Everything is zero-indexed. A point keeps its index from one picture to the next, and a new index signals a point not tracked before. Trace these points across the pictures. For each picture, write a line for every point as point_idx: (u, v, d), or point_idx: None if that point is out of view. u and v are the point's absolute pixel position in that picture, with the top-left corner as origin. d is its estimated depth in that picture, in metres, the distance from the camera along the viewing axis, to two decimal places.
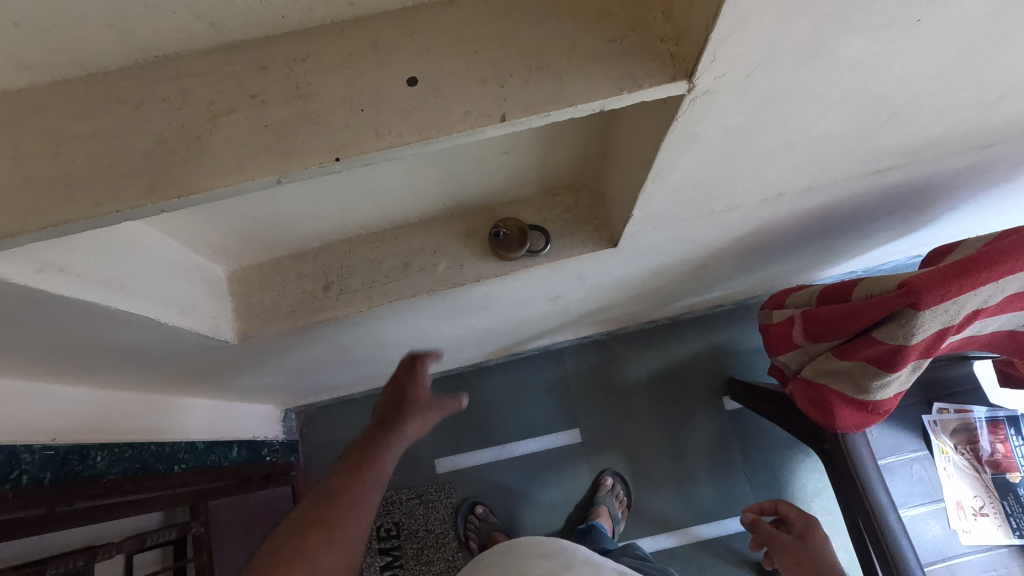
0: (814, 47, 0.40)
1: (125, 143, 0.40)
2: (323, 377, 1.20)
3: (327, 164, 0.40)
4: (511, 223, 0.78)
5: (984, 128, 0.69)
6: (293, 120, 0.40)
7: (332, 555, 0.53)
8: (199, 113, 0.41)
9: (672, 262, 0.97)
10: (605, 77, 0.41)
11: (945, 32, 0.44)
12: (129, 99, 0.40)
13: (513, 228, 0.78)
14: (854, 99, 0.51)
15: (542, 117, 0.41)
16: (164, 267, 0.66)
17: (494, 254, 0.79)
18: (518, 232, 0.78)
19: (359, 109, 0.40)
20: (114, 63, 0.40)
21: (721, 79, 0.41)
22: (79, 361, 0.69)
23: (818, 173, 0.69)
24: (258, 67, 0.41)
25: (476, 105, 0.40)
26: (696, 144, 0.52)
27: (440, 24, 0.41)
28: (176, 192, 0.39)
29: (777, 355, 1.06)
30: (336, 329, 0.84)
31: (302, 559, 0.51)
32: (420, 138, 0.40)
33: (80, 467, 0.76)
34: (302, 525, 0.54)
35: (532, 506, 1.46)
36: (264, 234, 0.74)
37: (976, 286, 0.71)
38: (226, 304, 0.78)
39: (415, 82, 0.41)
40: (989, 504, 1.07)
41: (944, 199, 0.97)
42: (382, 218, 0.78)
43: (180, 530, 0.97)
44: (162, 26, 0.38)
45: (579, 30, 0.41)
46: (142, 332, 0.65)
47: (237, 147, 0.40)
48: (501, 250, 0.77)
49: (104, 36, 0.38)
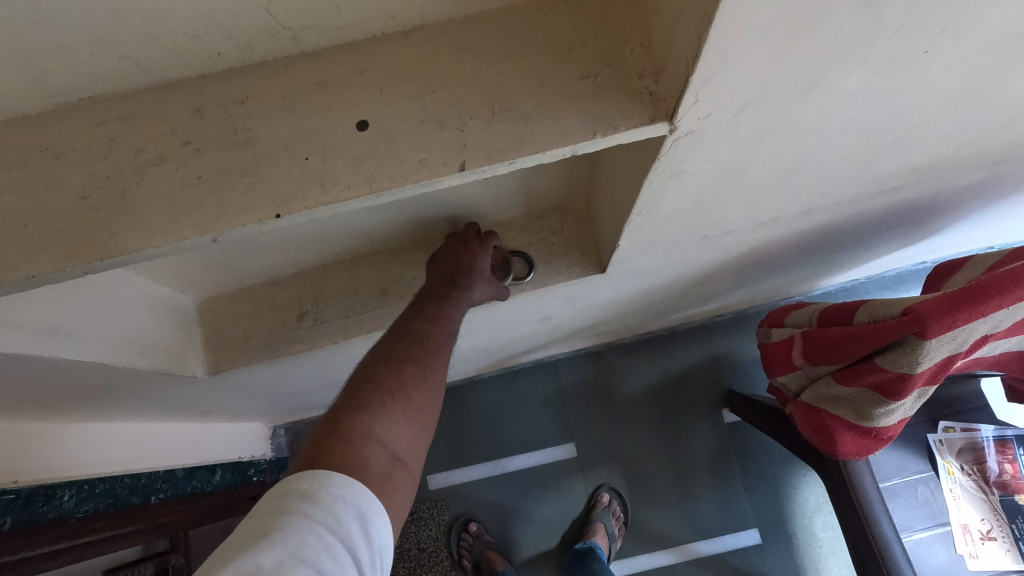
0: (809, 84, 0.36)
1: (44, 197, 0.36)
2: (307, 398, 1.16)
3: (267, 221, 0.36)
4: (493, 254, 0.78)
5: (994, 148, 0.64)
6: (230, 171, 0.36)
7: (427, 390, 0.57)
8: (127, 163, 0.37)
9: (665, 281, 0.93)
10: (576, 118, 0.37)
11: (956, 62, 0.39)
12: (49, 148, 0.36)
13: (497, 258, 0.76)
14: (853, 129, 0.47)
15: (506, 164, 0.37)
16: (123, 306, 0.62)
17: None
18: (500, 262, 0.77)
19: (303, 158, 0.36)
20: (31, 108, 0.36)
21: (706, 119, 0.37)
22: (36, 403, 0.65)
23: (816, 197, 0.65)
24: (194, 111, 0.37)
25: (432, 152, 0.36)
26: (683, 180, 0.48)
27: (394, 60, 0.37)
28: (99, 254, 0.35)
29: (776, 376, 1.02)
30: (312, 359, 0.81)
31: (404, 391, 0.55)
32: (371, 190, 0.36)
33: (44, 508, 0.73)
34: (395, 363, 0.57)
35: (527, 523, 1.42)
36: (232, 265, 0.70)
37: (985, 313, 0.67)
38: (196, 336, 0.74)
39: (365, 127, 0.37)
40: (997, 527, 1.01)
41: (950, 213, 0.92)
42: (358, 245, 0.74)
43: (157, 562, 0.93)
44: (79, 69, 0.34)
45: (547, 66, 0.37)
46: (99, 376, 0.61)
47: (169, 202, 0.36)
48: None
49: (13, 81, 0.34)
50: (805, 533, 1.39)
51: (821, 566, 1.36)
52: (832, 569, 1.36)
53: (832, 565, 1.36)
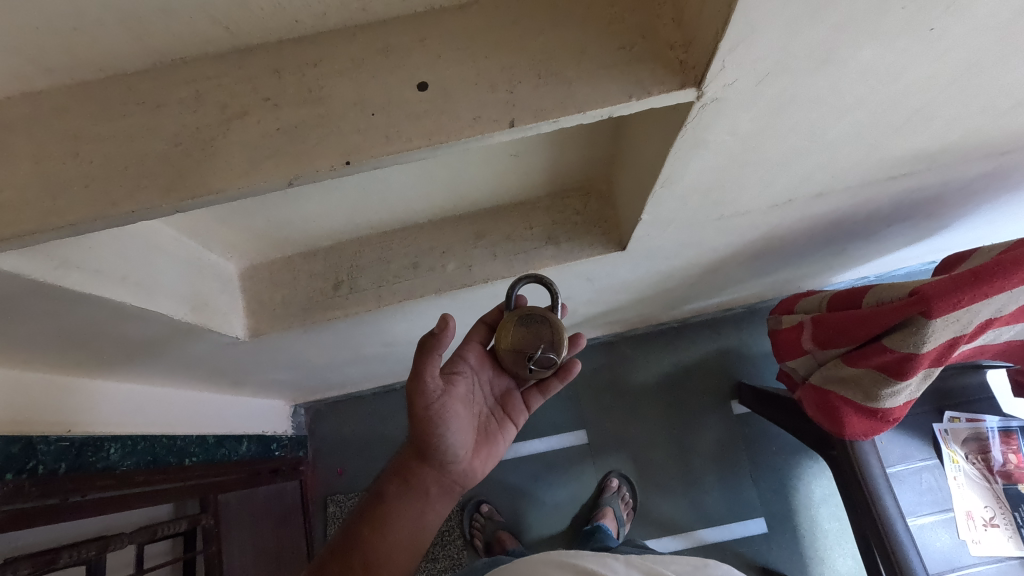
0: (823, 56, 0.41)
1: (142, 144, 0.41)
2: (331, 374, 1.21)
3: (338, 167, 0.41)
4: (506, 337, 0.64)
5: (998, 137, 0.68)
6: (306, 123, 0.41)
7: None
8: (214, 115, 0.42)
9: (681, 266, 0.97)
10: (613, 83, 0.41)
11: (958, 43, 0.43)
12: (146, 101, 0.41)
13: (521, 335, 0.64)
14: (863, 107, 0.51)
15: (550, 122, 0.41)
16: (178, 265, 0.67)
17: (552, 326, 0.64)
18: (523, 328, 0.64)
19: (370, 113, 0.41)
20: (132, 66, 0.41)
21: (731, 86, 0.41)
22: (94, 355, 0.70)
23: (829, 179, 0.68)
24: (272, 71, 0.42)
25: (485, 110, 0.41)
26: (706, 150, 0.52)
27: (451, 30, 0.42)
28: (191, 193, 0.40)
29: (786, 361, 1.06)
30: (344, 327, 0.85)
31: None
32: (430, 142, 0.41)
33: (93, 459, 0.78)
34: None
35: (538, 506, 1.46)
36: (276, 234, 0.75)
37: (989, 294, 0.70)
38: (238, 301, 0.79)
39: (425, 87, 0.41)
40: (1000, 515, 1.05)
41: (959, 206, 0.96)
42: (393, 218, 0.78)
43: (190, 522, 0.97)
44: (178, 29, 0.39)
45: (588, 38, 0.42)
46: (156, 327, 0.66)
47: (252, 149, 0.41)
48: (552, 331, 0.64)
49: (123, 39, 0.39)
50: (811, 524, 1.41)
51: (826, 556, 1.38)
52: (837, 560, 1.38)
53: (837, 555, 1.38)
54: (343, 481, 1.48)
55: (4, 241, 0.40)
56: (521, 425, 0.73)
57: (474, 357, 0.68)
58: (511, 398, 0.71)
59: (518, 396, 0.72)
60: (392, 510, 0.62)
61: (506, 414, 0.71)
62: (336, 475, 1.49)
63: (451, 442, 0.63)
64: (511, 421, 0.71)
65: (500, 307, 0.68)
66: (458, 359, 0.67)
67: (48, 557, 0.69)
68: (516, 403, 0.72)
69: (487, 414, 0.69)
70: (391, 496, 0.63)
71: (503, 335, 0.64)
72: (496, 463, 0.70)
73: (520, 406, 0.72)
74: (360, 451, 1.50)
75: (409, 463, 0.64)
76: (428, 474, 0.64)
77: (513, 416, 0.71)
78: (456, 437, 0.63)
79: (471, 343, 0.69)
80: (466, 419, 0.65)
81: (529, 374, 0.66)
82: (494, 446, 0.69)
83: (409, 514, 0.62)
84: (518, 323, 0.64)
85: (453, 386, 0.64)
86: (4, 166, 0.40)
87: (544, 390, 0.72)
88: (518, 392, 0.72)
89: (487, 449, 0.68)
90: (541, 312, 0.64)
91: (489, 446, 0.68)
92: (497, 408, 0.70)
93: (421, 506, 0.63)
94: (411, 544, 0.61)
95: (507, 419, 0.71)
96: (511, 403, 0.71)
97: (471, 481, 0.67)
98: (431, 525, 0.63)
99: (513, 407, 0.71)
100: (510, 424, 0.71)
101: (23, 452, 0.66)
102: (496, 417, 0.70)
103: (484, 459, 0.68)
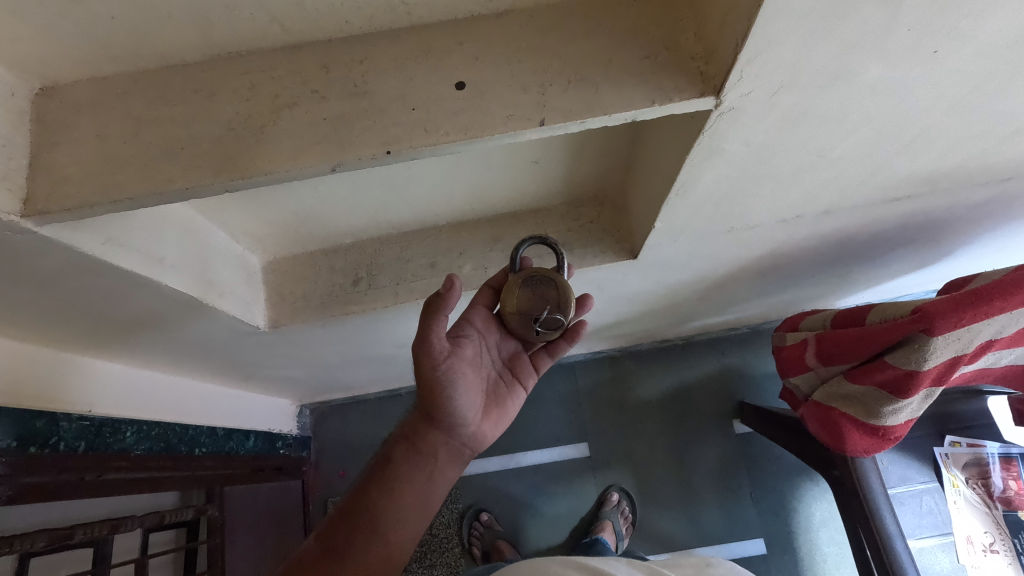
0: (834, 71, 0.44)
1: (197, 128, 0.45)
2: (339, 373, 1.23)
3: (378, 156, 0.44)
4: (512, 302, 0.65)
5: (998, 163, 0.71)
6: (350, 115, 0.44)
7: None
8: (264, 104, 0.45)
9: (688, 279, 1.00)
10: (637, 89, 0.44)
11: (960, 66, 0.46)
12: (203, 90, 0.45)
13: (526, 297, 0.65)
14: (870, 125, 0.54)
15: (578, 122, 0.44)
16: (208, 251, 0.69)
17: (557, 286, 0.64)
18: (530, 290, 0.65)
19: (411, 108, 0.44)
20: (192, 57, 0.45)
21: (747, 96, 0.45)
22: (119, 336, 0.72)
23: (835, 197, 0.71)
24: (320, 66, 0.45)
25: (517, 109, 0.44)
26: (720, 160, 0.55)
27: (488, 35, 0.45)
28: (239, 174, 0.44)
29: (789, 377, 1.08)
30: (360, 323, 0.87)
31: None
32: (465, 136, 0.44)
33: (110, 440, 0.79)
34: (324, 542, 0.59)
35: (538, 517, 1.46)
36: (301, 228, 0.77)
37: (989, 315, 0.72)
38: (261, 293, 0.82)
39: (462, 86, 0.45)
40: (1000, 541, 1.02)
41: (961, 232, 0.98)
42: (413, 219, 0.81)
43: (195, 512, 0.97)
44: (239, 25, 0.42)
45: (614, 47, 0.45)
46: (184, 311, 0.68)
47: (298, 136, 0.44)
48: (557, 291, 0.64)
49: (188, 33, 0.42)
50: (810, 547, 1.41)
51: None
52: None
53: None
54: (343, 484, 1.49)
55: (65, 212, 0.43)
56: (531, 388, 0.73)
57: (479, 320, 0.69)
58: (520, 361, 0.72)
59: (527, 359, 0.72)
60: (401, 473, 0.63)
61: (515, 376, 0.71)
62: (339, 477, 1.49)
63: (458, 405, 0.64)
64: (520, 384, 0.71)
65: (507, 269, 0.69)
66: (465, 323, 0.68)
67: (64, 532, 0.69)
68: (526, 366, 0.72)
69: (495, 377, 0.69)
70: (399, 461, 0.64)
71: (507, 299, 0.65)
72: (508, 426, 0.70)
73: (529, 369, 0.72)
74: (362, 455, 1.50)
75: (417, 428, 0.66)
76: (436, 437, 0.65)
77: (522, 379, 0.71)
78: (465, 399, 0.64)
79: (478, 306, 0.69)
80: (473, 381, 0.65)
81: (537, 337, 0.66)
82: (505, 409, 0.69)
83: (419, 478, 0.64)
84: (523, 286, 0.65)
85: (459, 348, 0.65)
86: (68, 144, 0.44)
87: (552, 352, 0.73)
88: (526, 355, 0.72)
89: (497, 412, 0.68)
90: (547, 273, 0.64)
91: (499, 410, 0.68)
92: (505, 371, 0.71)
93: (428, 470, 0.64)
94: (419, 507, 0.63)
95: (516, 382, 0.71)
96: (520, 366, 0.72)
97: (482, 444, 0.68)
98: (439, 490, 0.65)
99: (523, 370, 0.71)
100: (519, 387, 0.71)
101: (46, 428, 0.68)
102: (505, 380, 0.70)
103: (495, 422, 0.68)
